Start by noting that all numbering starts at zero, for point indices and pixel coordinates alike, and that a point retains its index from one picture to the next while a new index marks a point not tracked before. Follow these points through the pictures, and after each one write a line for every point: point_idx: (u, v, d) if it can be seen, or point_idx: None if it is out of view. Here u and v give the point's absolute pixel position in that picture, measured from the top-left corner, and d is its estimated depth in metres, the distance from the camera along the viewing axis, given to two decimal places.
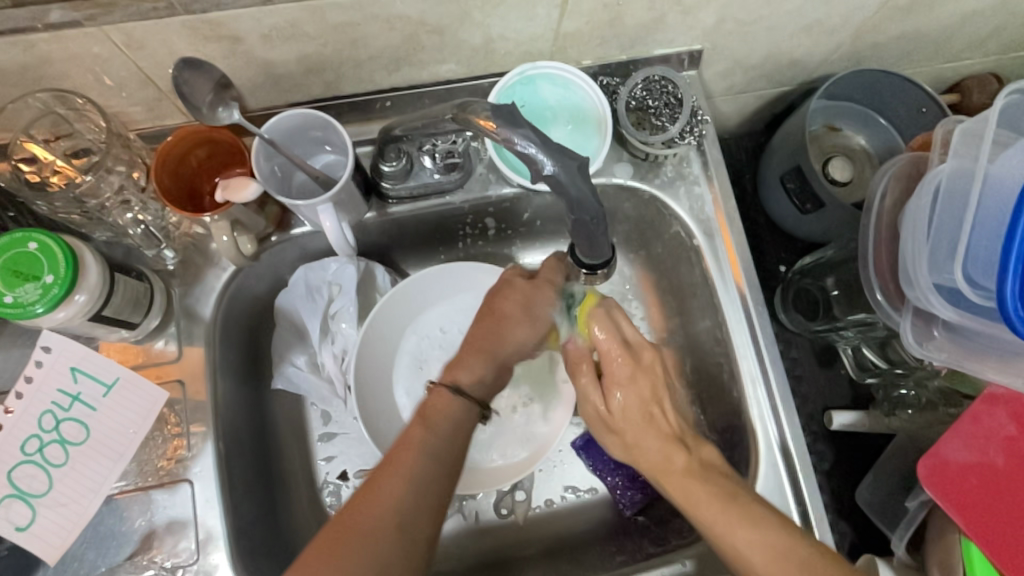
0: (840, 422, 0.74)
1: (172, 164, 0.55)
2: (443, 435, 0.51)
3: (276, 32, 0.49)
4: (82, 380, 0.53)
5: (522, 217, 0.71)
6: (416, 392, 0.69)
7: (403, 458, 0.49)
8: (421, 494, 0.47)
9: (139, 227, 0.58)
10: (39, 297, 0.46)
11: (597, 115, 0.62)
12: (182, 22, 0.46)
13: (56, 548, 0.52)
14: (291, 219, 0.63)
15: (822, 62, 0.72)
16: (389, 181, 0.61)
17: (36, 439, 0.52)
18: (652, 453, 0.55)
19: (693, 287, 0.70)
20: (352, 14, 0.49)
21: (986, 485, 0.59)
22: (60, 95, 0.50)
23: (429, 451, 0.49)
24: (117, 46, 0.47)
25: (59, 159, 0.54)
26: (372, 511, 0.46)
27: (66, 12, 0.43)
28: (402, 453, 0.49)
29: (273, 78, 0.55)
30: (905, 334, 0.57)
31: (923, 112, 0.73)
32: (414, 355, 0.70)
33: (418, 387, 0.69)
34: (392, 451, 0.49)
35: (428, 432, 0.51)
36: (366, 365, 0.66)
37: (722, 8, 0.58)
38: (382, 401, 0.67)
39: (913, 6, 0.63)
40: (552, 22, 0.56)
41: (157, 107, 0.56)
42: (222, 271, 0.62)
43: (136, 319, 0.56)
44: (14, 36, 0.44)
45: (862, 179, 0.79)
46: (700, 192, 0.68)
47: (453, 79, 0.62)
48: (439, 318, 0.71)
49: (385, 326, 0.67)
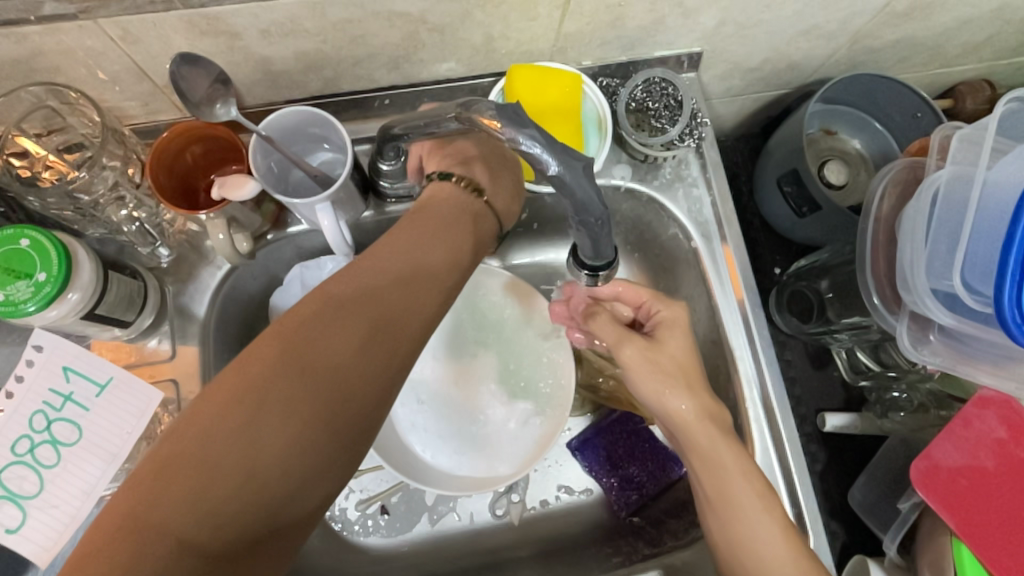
0: (831, 424, 0.75)
1: (167, 161, 0.53)
2: (454, 253, 0.47)
3: (275, 28, 0.49)
4: (75, 380, 0.51)
5: (520, 217, 0.72)
6: (409, 399, 0.69)
7: (409, 263, 0.44)
8: (418, 301, 0.43)
9: (133, 224, 0.57)
10: (30, 295, 0.45)
11: (574, 77, 0.61)
12: (179, 16, 0.45)
13: (47, 552, 0.49)
14: (287, 217, 0.62)
15: (819, 65, 0.72)
16: (387, 180, 0.60)
17: (27, 439, 0.49)
18: (651, 395, 0.54)
19: (690, 287, 0.70)
20: (352, 11, 0.49)
21: (976, 486, 0.61)
22: (52, 88, 0.49)
23: (435, 268, 0.45)
24: (112, 40, 0.47)
25: (52, 154, 0.53)
26: (365, 309, 0.40)
27: (60, 5, 0.42)
28: (415, 280, 0.44)
29: (271, 74, 0.55)
30: (900, 337, 0.56)
31: (917, 117, 0.74)
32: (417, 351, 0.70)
33: (411, 396, 0.69)
34: (356, 316, 0.40)
35: (446, 257, 0.46)
36: None
37: (722, 10, 0.58)
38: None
39: (910, 11, 0.63)
40: (554, 22, 0.56)
41: (151, 102, 0.55)
42: (218, 269, 0.61)
43: (130, 317, 0.55)
44: (6, 27, 0.43)
45: (856, 183, 0.80)
46: (698, 194, 0.68)
47: (453, 78, 0.62)
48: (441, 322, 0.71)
49: None
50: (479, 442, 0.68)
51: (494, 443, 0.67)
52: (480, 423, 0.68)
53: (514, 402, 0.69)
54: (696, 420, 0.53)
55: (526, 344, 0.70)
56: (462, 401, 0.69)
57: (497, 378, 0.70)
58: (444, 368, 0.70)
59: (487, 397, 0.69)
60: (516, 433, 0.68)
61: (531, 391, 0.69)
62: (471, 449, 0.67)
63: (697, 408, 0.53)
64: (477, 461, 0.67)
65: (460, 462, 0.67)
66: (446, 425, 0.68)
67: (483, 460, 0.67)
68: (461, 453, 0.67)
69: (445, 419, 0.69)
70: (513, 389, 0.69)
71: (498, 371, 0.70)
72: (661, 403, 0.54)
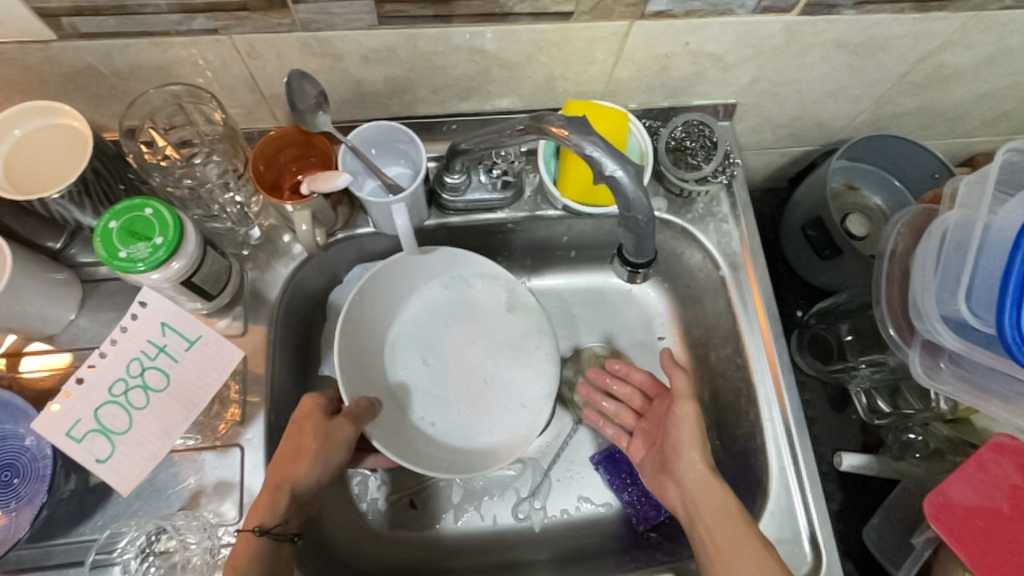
0: (849, 463, 0.76)
1: (268, 154, 0.61)
2: (277, 493, 0.53)
3: (373, 54, 0.58)
4: (169, 334, 0.57)
5: (561, 242, 0.78)
6: (416, 359, 0.72)
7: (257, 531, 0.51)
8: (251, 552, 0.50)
9: (235, 206, 0.66)
10: (146, 256, 0.52)
11: (622, 115, 0.68)
12: (298, 38, 0.55)
13: (129, 483, 0.55)
14: (356, 219, 0.70)
15: (844, 126, 0.79)
16: (449, 192, 0.68)
17: (123, 382, 0.56)
18: (683, 440, 0.60)
19: (716, 315, 0.75)
20: (440, 45, 0.58)
21: (990, 528, 0.63)
22: (191, 90, 0.58)
23: (268, 515, 0.52)
24: (239, 54, 0.56)
25: (170, 145, 0.62)
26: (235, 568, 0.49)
27: (208, 22, 0.52)
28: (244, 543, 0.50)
29: (361, 94, 0.64)
30: (913, 364, 0.61)
31: (936, 177, 0.80)
32: (413, 321, 0.73)
33: (414, 355, 0.72)
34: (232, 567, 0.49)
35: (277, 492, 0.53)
36: (360, 327, 0.68)
37: (757, 68, 0.66)
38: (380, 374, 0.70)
39: (928, 82, 0.71)
40: (608, 67, 0.64)
41: (255, 111, 0.64)
42: (292, 261, 0.68)
43: (215, 292, 0.62)
44: (161, 37, 0.53)
45: (877, 236, 0.86)
46: (728, 228, 0.74)
47: (514, 111, 0.70)
48: (446, 286, 0.73)
49: (378, 294, 0.68)
50: (475, 413, 0.70)
51: (503, 411, 0.70)
52: (480, 394, 0.71)
53: (516, 381, 0.71)
54: (705, 484, 0.58)
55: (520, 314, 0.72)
56: (461, 374, 0.71)
57: (494, 347, 0.72)
58: (451, 333, 0.73)
59: (484, 366, 0.72)
60: (522, 402, 0.70)
61: (529, 358, 0.72)
62: (478, 423, 0.70)
63: (707, 476, 0.58)
64: (486, 433, 0.69)
65: (468, 439, 0.69)
66: (452, 402, 0.71)
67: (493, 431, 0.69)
68: (463, 423, 0.70)
69: (448, 393, 0.71)
70: (512, 358, 0.72)
71: (493, 340, 0.73)
72: (690, 452, 0.59)
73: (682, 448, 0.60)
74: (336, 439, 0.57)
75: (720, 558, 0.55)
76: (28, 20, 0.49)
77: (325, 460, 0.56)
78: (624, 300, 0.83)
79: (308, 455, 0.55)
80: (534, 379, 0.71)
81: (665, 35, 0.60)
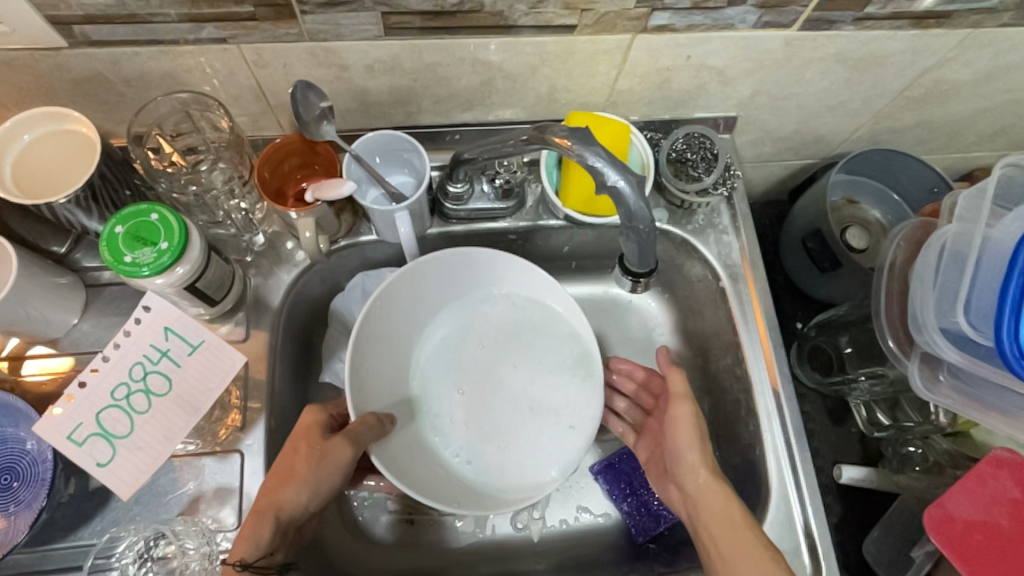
0: (848, 476, 0.77)
1: (274, 160, 0.62)
2: (265, 520, 0.52)
3: (378, 64, 0.59)
4: (172, 339, 0.57)
5: (563, 252, 0.79)
6: (451, 386, 0.68)
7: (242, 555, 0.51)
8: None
9: (240, 212, 0.66)
10: (151, 261, 0.52)
11: (623, 126, 0.68)
12: (305, 48, 0.55)
13: (128, 486, 0.55)
14: (359, 227, 0.70)
15: (843, 140, 0.80)
16: (453, 201, 0.69)
17: (125, 386, 0.56)
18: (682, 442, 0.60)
19: (716, 325, 0.75)
20: (444, 56, 0.59)
21: (989, 542, 0.63)
22: (198, 97, 0.59)
23: (254, 543, 0.51)
24: (246, 62, 0.57)
25: (176, 152, 0.62)
26: None
27: (217, 31, 0.52)
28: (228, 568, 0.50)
29: (365, 104, 0.65)
30: (913, 377, 0.62)
31: (933, 191, 0.80)
32: (444, 342, 0.70)
33: (448, 382, 0.69)
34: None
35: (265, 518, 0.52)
36: (383, 341, 0.65)
37: (757, 82, 0.67)
38: (394, 393, 0.66)
39: (926, 97, 0.72)
40: (610, 80, 0.65)
41: (261, 119, 0.65)
42: (295, 267, 0.69)
43: (218, 297, 0.62)
44: (169, 45, 0.54)
45: (875, 250, 0.86)
46: (728, 240, 0.74)
47: (517, 121, 0.71)
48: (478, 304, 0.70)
49: (405, 309, 0.66)
50: (516, 441, 0.66)
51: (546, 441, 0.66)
52: (521, 420, 0.67)
53: (558, 403, 0.67)
54: (708, 489, 0.57)
55: (569, 341, 0.69)
56: (499, 400, 0.68)
57: (532, 369, 0.69)
58: (485, 356, 0.70)
59: (522, 389, 0.68)
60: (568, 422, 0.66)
61: (569, 374, 0.68)
62: (521, 451, 0.66)
63: (710, 481, 0.58)
64: (529, 462, 0.65)
65: (511, 471, 0.65)
66: (490, 432, 0.67)
67: (538, 459, 0.65)
68: (504, 452, 0.66)
69: (486, 422, 0.67)
70: (554, 386, 0.68)
71: (531, 362, 0.69)
72: (688, 454, 0.59)
73: (681, 451, 0.60)
74: (331, 463, 0.55)
75: (723, 560, 0.55)
76: (40, 27, 0.49)
77: (316, 485, 0.55)
78: (625, 311, 0.83)
79: (298, 482, 0.54)
80: (575, 397, 0.67)
81: (666, 49, 0.60)
